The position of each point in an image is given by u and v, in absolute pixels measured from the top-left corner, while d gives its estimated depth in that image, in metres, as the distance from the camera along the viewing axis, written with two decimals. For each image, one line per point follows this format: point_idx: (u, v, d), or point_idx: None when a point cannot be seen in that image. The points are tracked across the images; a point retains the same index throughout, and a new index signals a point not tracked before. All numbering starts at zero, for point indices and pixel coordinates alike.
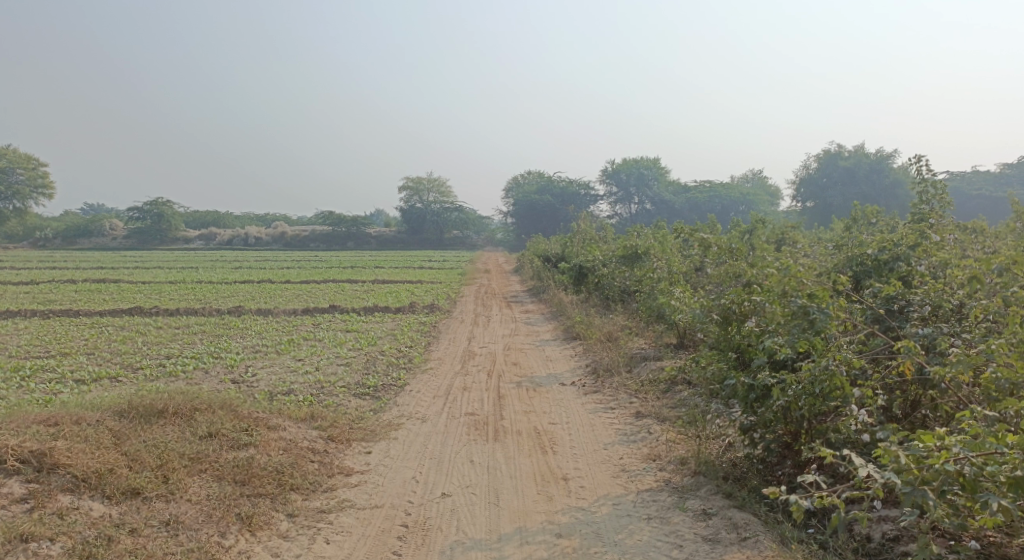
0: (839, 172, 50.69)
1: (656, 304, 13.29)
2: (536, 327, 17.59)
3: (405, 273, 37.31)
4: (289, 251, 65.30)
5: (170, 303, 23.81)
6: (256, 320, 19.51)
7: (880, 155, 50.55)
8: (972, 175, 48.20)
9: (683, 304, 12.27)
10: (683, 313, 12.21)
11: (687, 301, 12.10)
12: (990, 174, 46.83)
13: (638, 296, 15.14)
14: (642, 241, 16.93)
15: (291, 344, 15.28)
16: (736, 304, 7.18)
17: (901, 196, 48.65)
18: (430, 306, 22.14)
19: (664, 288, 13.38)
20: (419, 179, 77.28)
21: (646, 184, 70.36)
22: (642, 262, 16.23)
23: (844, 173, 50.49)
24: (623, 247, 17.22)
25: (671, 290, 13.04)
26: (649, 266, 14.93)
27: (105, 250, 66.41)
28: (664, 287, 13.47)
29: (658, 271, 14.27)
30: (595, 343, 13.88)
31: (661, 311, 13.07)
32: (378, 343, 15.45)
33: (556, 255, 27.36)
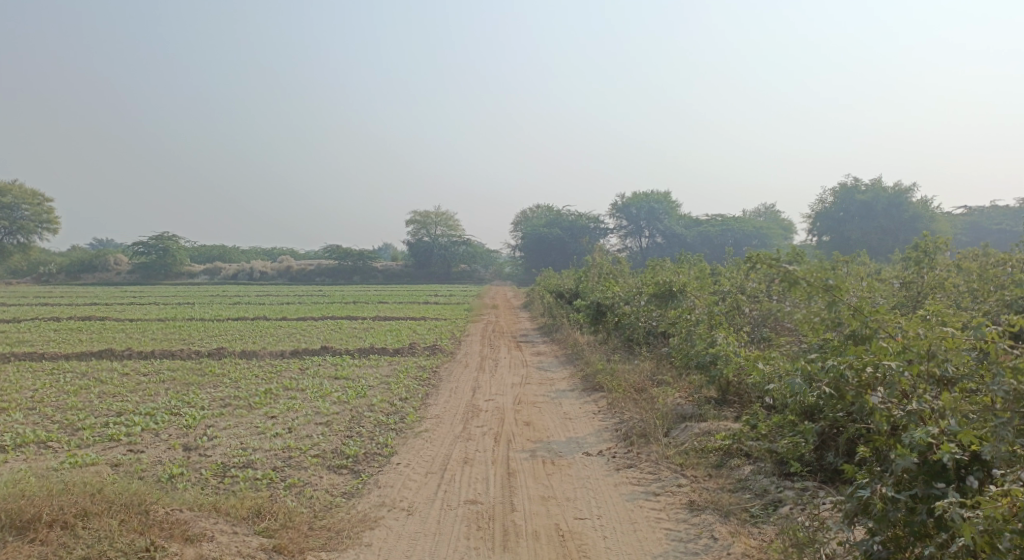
0: (856, 207, 48.70)
1: (695, 352, 11.16)
2: (550, 374, 15.43)
3: (408, 310, 35.26)
4: (294, 286, 63.74)
5: (151, 344, 21.77)
6: (238, 365, 17.44)
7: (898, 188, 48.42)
8: (991, 210, 47.07)
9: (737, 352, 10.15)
10: (737, 365, 10.09)
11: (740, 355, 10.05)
12: (1009, 209, 45.77)
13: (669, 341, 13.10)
14: (674, 275, 14.59)
15: (269, 395, 13.21)
16: (848, 370, 5.34)
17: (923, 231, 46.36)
18: (431, 347, 20.04)
19: (703, 332, 11.28)
20: (426, 212, 75.50)
21: (657, 218, 68.61)
22: (674, 302, 13.95)
23: (861, 207, 48.46)
24: (652, 283, 14.80)
25: (715, 334, 10.92)
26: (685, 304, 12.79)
27: (109, 285, 64.83)
28: (708, 329, 11.36)
29: (695, 308, 12.11)
30: (625, 399, 11.73)
31: (701, 360, 10.93)
32: (370, 394, 13.38)
33: (569, 291, 25.41)
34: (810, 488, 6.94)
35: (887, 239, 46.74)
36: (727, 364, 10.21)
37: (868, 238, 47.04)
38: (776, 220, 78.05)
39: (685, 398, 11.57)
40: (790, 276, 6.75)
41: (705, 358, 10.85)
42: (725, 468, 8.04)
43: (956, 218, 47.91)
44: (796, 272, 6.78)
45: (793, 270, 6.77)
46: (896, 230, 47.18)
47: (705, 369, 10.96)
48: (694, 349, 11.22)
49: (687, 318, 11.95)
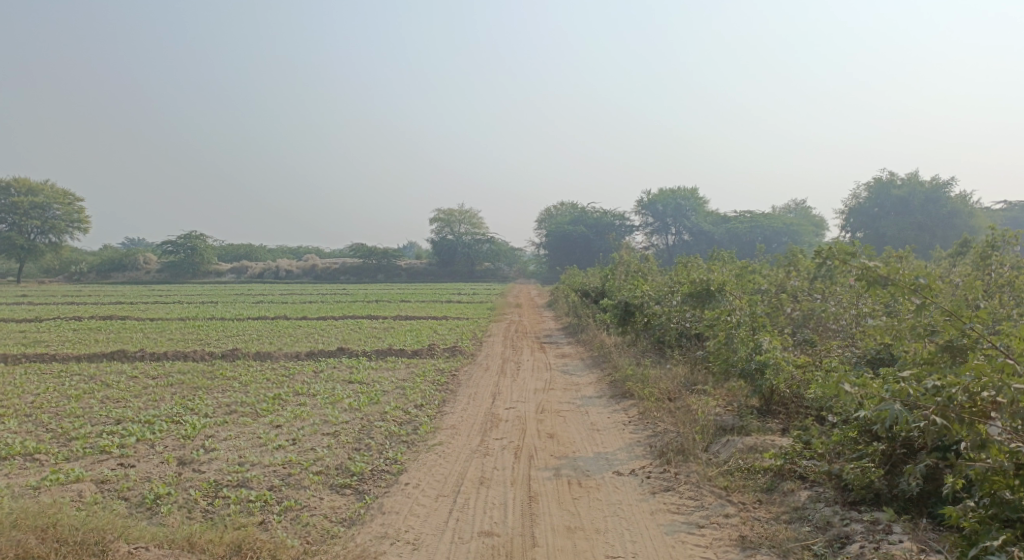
0: (891, 203, 46.93)
1: (736, 359, 10.16)
2: (576, 378, 14.49)
3: (431, 308, 34.57)
4: (319, 284, 63.40)
5: (165, 345, 21.18)
6: (250, 367, 16.76)
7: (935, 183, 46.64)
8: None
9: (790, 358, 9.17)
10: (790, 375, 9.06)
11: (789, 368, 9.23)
12: None
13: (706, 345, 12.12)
14: (711, 275, 13.22)
15: (277, 401, 12.46)
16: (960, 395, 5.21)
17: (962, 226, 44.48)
18: (452, 349, 19.21)
19: (746, 335, 10.25)
20: (451, 210, 74.78)
21: (684, 214, 67.27)
22: (712, 304, 12.73)
23: (896, 203, 46.69)
24: (687, 283, 13.43)
25: (760, 338, 9.92)
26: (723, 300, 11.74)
27: (136, 284, 65.02)
28: (755, 330, 10.32)
29: (736, 305, 11.02)
30: (660, 409, 10.76)
31: (744, 367, 9.91)
32: (384, 399, 12.58)
33: (594, 290, 24.45)
34: (881, 522, 6.09)
35: (924, 236, 44.94)
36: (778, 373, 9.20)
37: (903, 234, 45.27)
38: (807, 217, 75.93)
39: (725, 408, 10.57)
40: (874, 276, 5.93)
41: (750, 365, 9.84)
42: (777, 493, 7.12)
43: (996, 214, 46.25)
44: (879, 270, 6.00)
45: (876, 266, 5.96)
46: (932, 227, 45.07)
47: (749, 377, 9.93)
48: (736, 354, 10.22)
49: (725, 318, 10.84)
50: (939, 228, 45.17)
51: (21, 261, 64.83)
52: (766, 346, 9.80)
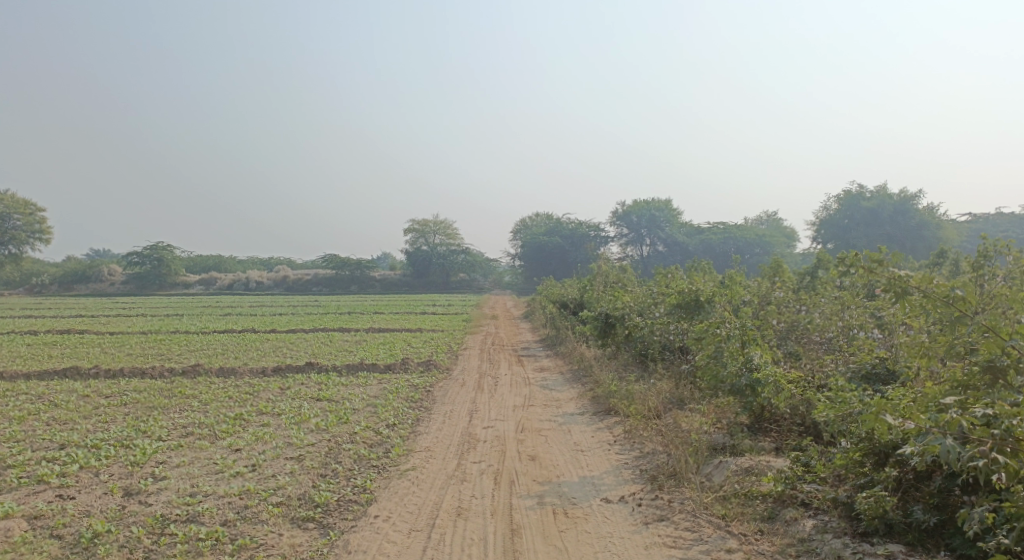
0: (861, 214, 47.18)
1: (725, 376, 9.62)
2: (556, 394, 13.89)
3: (405, 321, 33.76)
4: (290, 296, 62.15)
5: (123, 361, 20.16)
6: (212, 384, 15.88)
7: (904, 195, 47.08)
8: (999, 218, 46.07)
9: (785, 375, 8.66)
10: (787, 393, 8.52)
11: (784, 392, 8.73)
12: (1017, 216, 44.84)
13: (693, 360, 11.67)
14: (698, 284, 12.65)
15: (238, 421, 11.66)
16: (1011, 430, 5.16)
17: (931, 236, 44.87)
18: (426, 363, 18.51)
19: (735, 349, 9.73)
20: (425, 221, 74.00)
21: (658, 226, 67.26)
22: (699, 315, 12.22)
23: (866, 214, 46.97)
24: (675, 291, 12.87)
25: (751, 352, 9.40)
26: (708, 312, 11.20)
27: (101, 296, 63.12)
28: (745, 344, 9.78)
29: (723, 317, 10.49)
30: (647, 429, 10.18)
31: (735, 384, 9.36)
32: (353, 418, 11.85)
33: (572, 301, 23.95)
34: (897, 557, 5.63)
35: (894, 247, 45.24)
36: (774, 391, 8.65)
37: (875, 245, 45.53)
38: (780, 227, 76.43)
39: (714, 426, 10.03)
40: (901, 284, 5.94)
41: (741, 382, 9.29)
42: (779, 522, 6.58)
43: (963, 226, 46.96)
44: (910, 280, 5.95)
45: (905, 276, 5.98)
46: (901, 238, 45.48)
47: (739, 394, 9.38)
48: (725, 370, 9.68)
49: (713, 331, 10.30)
50: (909, 239, 45.64)
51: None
52: (758, 361, 9.27)
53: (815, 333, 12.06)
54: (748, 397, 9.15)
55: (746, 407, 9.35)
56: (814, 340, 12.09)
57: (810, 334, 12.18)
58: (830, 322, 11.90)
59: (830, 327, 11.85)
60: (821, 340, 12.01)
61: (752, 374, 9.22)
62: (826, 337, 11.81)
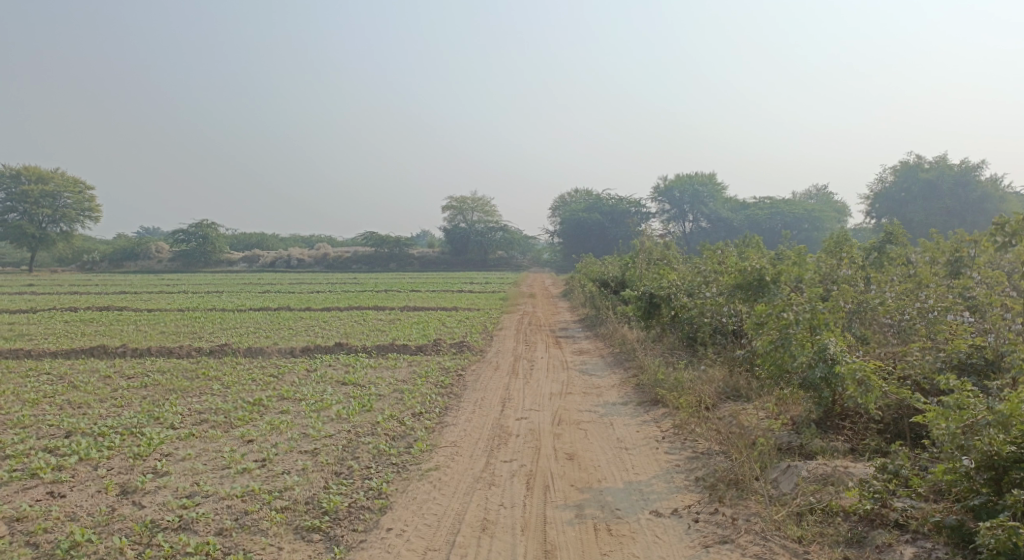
0: (918, 188, 44.65)
1: (795, 368, 8.51)
2: (597, 380, 12.86)
3: (440, 299, 32.96)
4: (329, 273, 62.06)
5: (153, 340, 19.71)
6: (237, 365, 15.23)
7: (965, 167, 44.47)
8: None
9: (871, 371, 7.53)
10: (877, 393, 7.37)
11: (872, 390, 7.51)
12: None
13: (752, 347, 10.55)
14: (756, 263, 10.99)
15: (255, 408, 10.92)
16: None
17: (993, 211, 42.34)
18: (459, 344, 17.63)
19: (804, 337, 8.57)
20: (464, 197, 72.99)
21: (702, 201, 65.17)
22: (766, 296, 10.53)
23: (923, 188, 44.43)
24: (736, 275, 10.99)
25: (825, 339, 8.24)
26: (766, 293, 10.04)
27: (147, 273, 63.93)
28: (818, 330, 8.61)
29: (790, 297, 9.29)
30: (700, 424, 9.13)
31: (806, 376, 8.27)
32: (376, 405, 11.04)
33: (613, 279, 22.82)
34: None
35: (951, 222, 42.85)
36: (857, 388, 7.53)
37: (931, 220, 43.09)
38: (828, 202, 73.52)
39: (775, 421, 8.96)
40: None
41: (815, 374, 8.17)
42: (869, 547, 5.74)
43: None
44: None
45: None
46: (961, 213, 42.97)
47: (811, 388, 8.29)
48: (793, 359, 8.57)
49: (777, 314, 9.12)
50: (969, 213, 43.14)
51: (32, 249, 63.79)
52: (833, 350, 8.13)
53: (886, 316, 10.85)
54: (821, 392, 8.08)
55: (818, 402, 8.30)
56: (884, 323, 10.88)
57: (880, 316, 10.98)
58: (904, 303, 10.67)
59: (907, 308, 10.64)
60: (892, 323, 10.81)
61: (828, 366, 8.09)
62: (898, 319, 10.60)
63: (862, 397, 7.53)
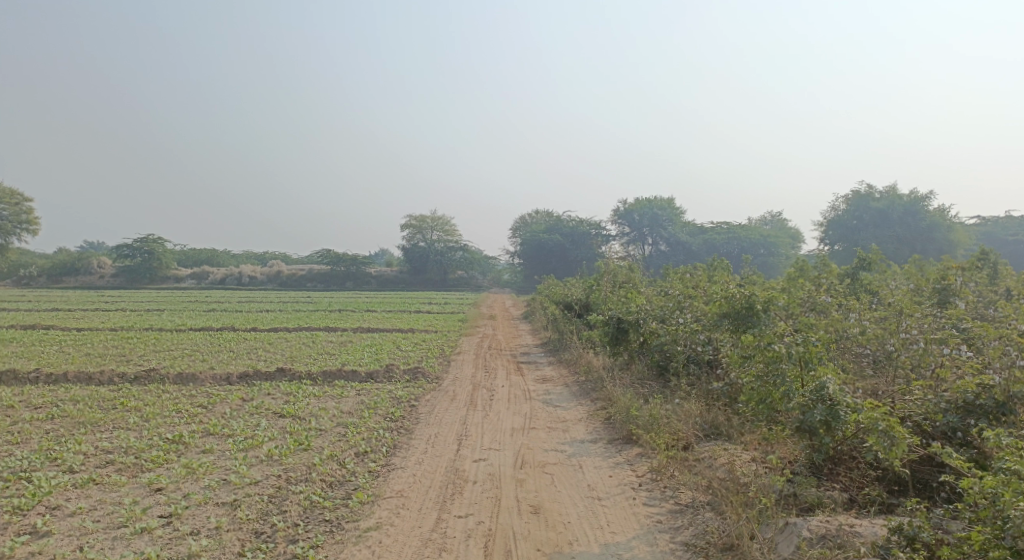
0: (871, 215, 44.91)
1: (788, 408, 7.52)
2: (562, 413, 11.77)
3: (396, 320, 31.53)
4: (282, 292, 60.03)
5: (76, 364, 17.96)
6: (163, 393, 13.71)
7: (914, 196, 44.94)
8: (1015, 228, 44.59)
9: (894, 422, 6.53)
10: (898, 445, 6.39)
11: (879, 437, 6.58)
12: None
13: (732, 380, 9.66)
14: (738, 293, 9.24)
15: (173, 447, 9.51)
16: None
17: (942, 239, 42.69)
18: (413, 370, 16.36)
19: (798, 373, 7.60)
20: (423, 217, 71.69)
21: (660, 225, 65.07)
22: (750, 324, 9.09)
23: (876, 215, 44.70)
24: (718, 302, 9.44)
25: (824, 377, 7.27)
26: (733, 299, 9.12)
27: (88, 289, 60.96)
28: (811, 366, 7.63)
29: (777, 325, 8.32)
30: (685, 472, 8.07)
31: (802, 419, 7.23)
32: (315, 443, 9.75)
33: (576, 302, 21.88)
34: None
35: (902, 250, 43.15)
36: (876, 439, 6.54)
37: (883, 246, 43.18)
38: (783, 228, 74.38)
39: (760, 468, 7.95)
40: None
41: (813, 417, 7.14)
42: None
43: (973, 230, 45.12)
44: None
45: None
46: (911, 240, 43.31)
47: (807, 433, 7.26)
48: (787, 400, 7.56)
49: (766, 345, 8.12)
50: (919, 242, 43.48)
51: None
52: (833, 390, 7.12)
53: (865, 345, 10.19)
54: (821, 438, 7.06)
55: (816, 448, 7.30)
56: (862, 352, 10.25)
57: (858, 345, 10.33)
58: (885, 331, 10.00)
59: (889, 337, 9.92)
60: (869, 353, 10.19)
61: (828, 407, 7.08)
62: (878, 349, 9.98)
63: (878, 449, 6.55)
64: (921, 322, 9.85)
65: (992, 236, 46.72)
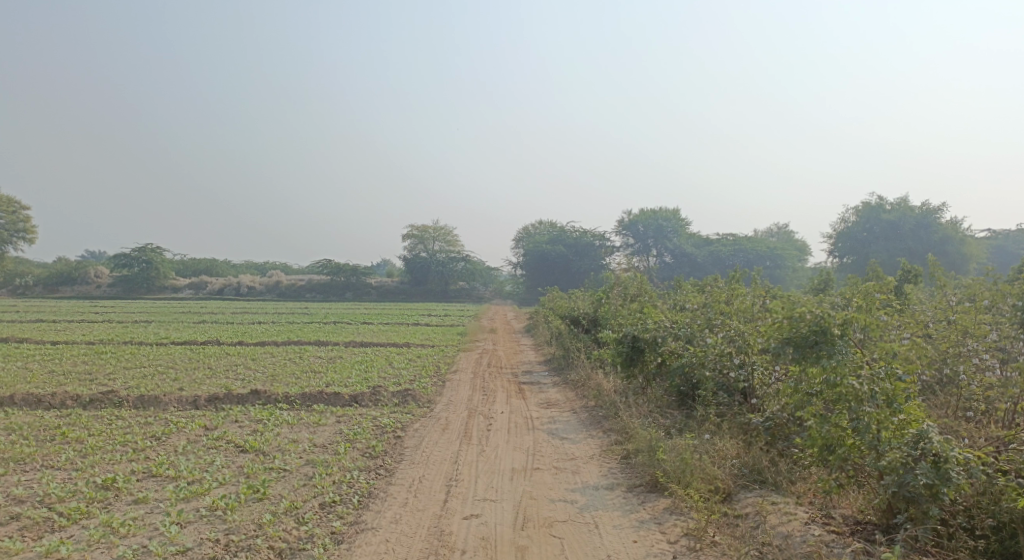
0: (881, 227, 43.13)
1: (877, 466, 5.81)
2: (570, 449, 10.04)
3: (392, 334, 29.77)
4: (280, 303, 58.34)
5: (33, 383, 16.21)
6: (114, 420, 12.00)
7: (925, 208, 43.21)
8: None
9: None
10: None
11: None
12: None
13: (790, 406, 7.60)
14: (806, 315, 6.89)
15: (99, 495, 7.82)
16: None
17: (954, 252, 40.84)
18: (403, 393, 14.63)
19: (886, 421, 5.94)
20: (424, 227, 70.11)
21: (665, 236, 63.46)
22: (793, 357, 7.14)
23: (885, 227, 42.92)
24: (781, 322, 7.25)
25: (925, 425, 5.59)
26: (788, 318, 7.23)
27: (81, 299, 59.30)
28: (901, 409, 5.92)
29: (854, 356, 6.45)
30: (735, 546, 6.38)
31: (901, 483, 5.54)
32: (272, 490, 8.04)
33: (583, 317, 20.16)
34: None
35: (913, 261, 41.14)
36: None
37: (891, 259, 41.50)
38: (789, 240, 72.96)
39: (829, 544, 6.25)
40: None
41: (916, 480, 5.45)
42: None
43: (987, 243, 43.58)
44: None
45: None
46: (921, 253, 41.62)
47: (907, 500, 5.59)
48: (873, 455, 5.87)
49: (843, 383, 6.34)
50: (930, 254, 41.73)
51: None
52: (938, 443, 5.50)
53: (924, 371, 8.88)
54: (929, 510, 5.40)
55: (918, 521, 5.62)
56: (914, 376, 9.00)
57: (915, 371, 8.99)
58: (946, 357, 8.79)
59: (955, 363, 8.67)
60: (929, 377, 8.87)
61: (934, 466, 5.43)
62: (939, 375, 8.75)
63: None
64: (988, 345, 8.66)
65: (1003, 250, 45.10)
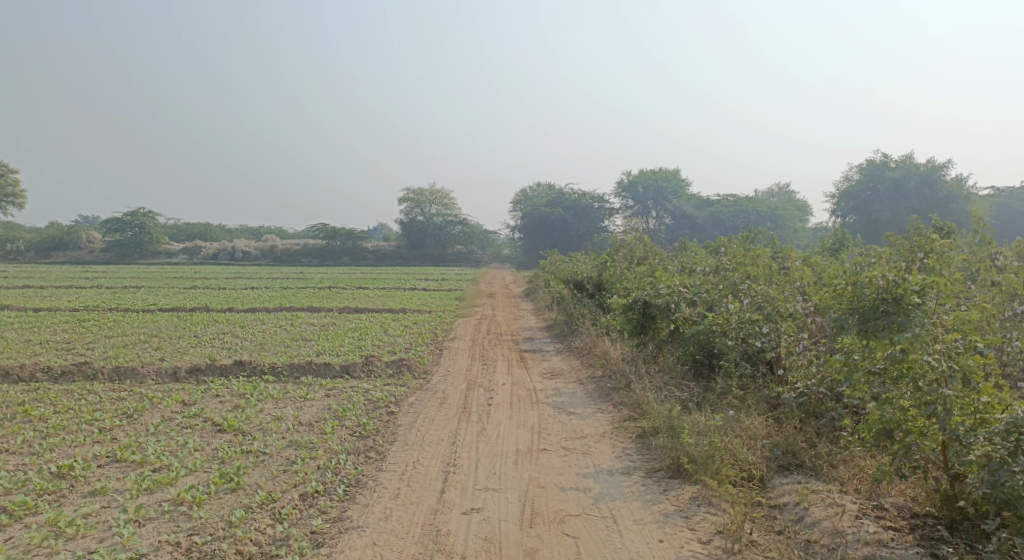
0: (886, 185, 41.80)
1: (960, 460, 5.02)
2: (579, 426, 9.17)
3: (388, 299, 28.81)
4: (274, 267, 57.31)
5: (7, 354, 15.29)
6: (84, 396, 11.08)
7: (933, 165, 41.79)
8: None
9: None
10: None
11: None
12: None
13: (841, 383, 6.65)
14: (873, 282, 5.90)
15: (51, 486, 6.94)
16: None
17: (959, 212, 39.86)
18: (397, 363, 13.73)
19: (971, 409, 5.13)
20: (421, 190, 68.74)
21: (665, 197, 62.22)
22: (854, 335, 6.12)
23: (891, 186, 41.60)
24: (842, 291, 6.24)
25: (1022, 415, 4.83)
26: (850, 286, 6.23)
27: (73, 265, 58.23)
28: (982, 390, 5.19)
29: (934, 330, 5.46)
30: (779, 550, 5.51)
31: (995, 482, 4.77)
32: (246, 477, 7.14)
33: (587, 281, 19.18)
34: None
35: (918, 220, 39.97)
36: None
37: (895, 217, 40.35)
38: (792, 201, 71.62)
39: (889, 547, 5.34)
40: None
41: (1016, 480, 4.68)
42: None
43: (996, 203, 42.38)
44: None
45: None
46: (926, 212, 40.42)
47: (998, 502, 4.83)
48: (956, 448, 5.08)
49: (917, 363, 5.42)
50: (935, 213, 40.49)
51: None
52: None
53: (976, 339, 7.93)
54: None
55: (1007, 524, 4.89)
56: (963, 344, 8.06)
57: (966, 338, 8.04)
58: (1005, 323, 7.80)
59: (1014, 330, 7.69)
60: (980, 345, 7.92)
61: None
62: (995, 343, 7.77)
63: None
64: None
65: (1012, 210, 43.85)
